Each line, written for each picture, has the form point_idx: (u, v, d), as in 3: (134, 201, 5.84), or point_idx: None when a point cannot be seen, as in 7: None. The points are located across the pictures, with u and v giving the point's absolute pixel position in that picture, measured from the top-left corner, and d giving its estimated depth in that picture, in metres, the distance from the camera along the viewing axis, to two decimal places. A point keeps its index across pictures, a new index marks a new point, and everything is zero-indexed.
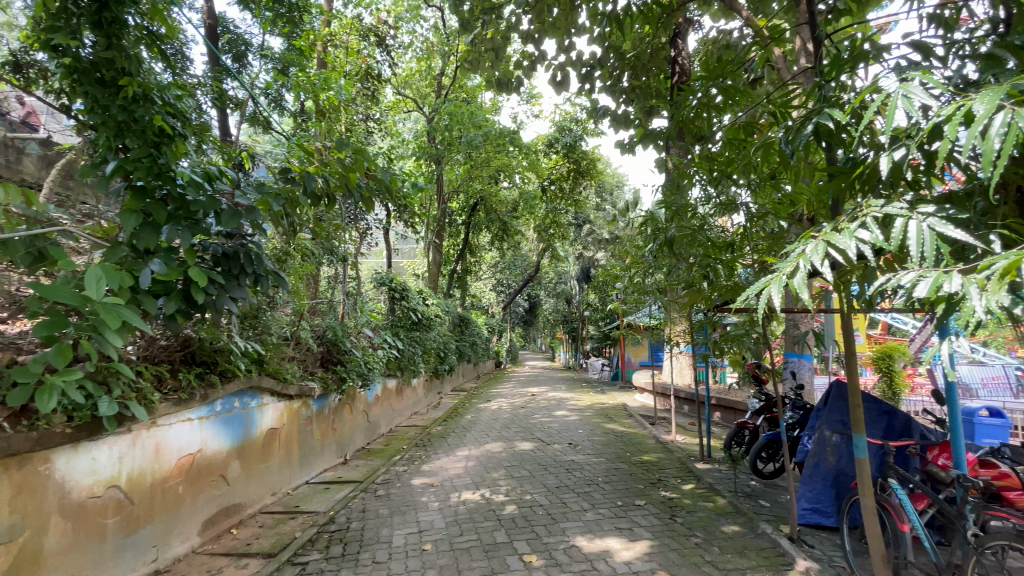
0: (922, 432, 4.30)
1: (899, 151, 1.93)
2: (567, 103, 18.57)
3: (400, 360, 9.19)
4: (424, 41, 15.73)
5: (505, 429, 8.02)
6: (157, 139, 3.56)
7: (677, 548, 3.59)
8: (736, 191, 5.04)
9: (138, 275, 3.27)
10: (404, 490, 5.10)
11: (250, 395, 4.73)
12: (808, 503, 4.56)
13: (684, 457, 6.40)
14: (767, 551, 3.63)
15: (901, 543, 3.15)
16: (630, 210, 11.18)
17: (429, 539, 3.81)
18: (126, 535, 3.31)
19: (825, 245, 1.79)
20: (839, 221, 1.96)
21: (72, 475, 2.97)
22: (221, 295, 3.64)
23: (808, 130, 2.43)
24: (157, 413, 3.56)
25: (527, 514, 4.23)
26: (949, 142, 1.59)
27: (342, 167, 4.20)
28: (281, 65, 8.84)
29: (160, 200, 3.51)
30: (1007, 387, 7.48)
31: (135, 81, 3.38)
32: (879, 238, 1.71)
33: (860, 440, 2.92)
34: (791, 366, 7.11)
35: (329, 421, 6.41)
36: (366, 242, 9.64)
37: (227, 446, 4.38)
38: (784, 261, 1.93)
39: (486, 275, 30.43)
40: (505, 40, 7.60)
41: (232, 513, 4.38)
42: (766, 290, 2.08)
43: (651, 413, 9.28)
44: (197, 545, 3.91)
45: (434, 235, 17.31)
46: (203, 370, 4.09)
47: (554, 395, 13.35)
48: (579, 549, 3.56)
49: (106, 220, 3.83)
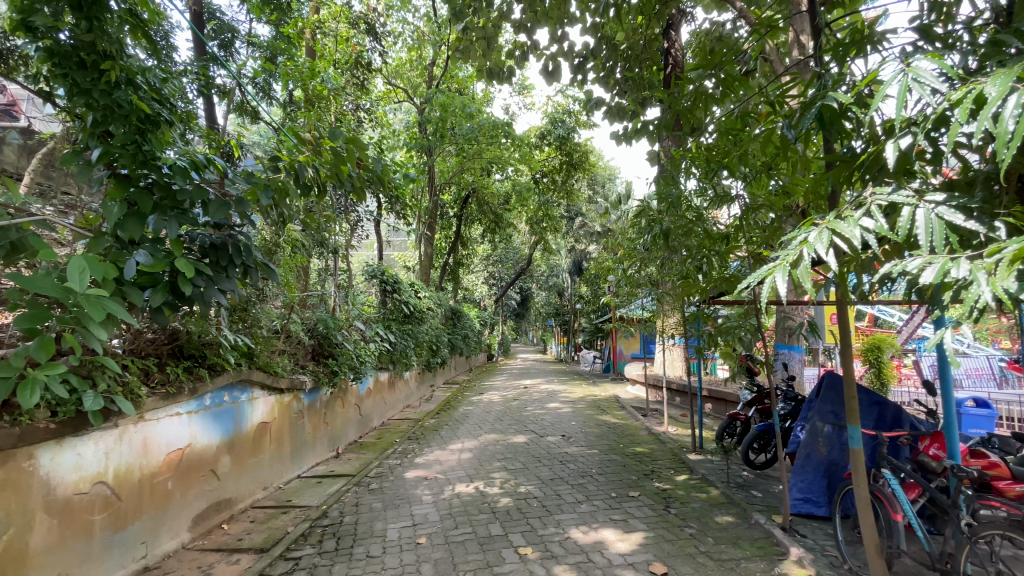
0: (912, 423, 4.35)
1: (905, 139, 1.91)
2: (559, 95, 18.49)
3: (392, 353, 9.12)
4: (414, 30, 15.54)
5: (498, 422, 8.00)
6: (141, 126, 3.45)
7: (672, 539, 3.59)
8: (730, 183, 5.02)
9: (123, 266, 3.19)
10: (398, 483, 5.06)
11: (240, 389, 4.66)
12: (801, 493, 4.59)
13: (677, 449, 6.42)
14: (761, 542, 3.64)
15: (894, 532, 3.19)
16: (623, 203, 11.18)
17: (423, 533, 3.79)
18: (114, 531, 3.25)
19: (830, 233, 1.78)
20: (842, 211, 1.95)
21: (57, 472, 2.90)
22: (209, 287, 3.55)
23: (811, 114, 2.35)
24: (145, 408, 3.48)
25: (522, 507, 4.22)
26: (960, 126, 1.59)
27: (334, 157, 4.14)
28: (270, 53, 8.67)
29: (146, 189, 3.41)
30: (990, 378, 7.74)
31: (117, 65, 3.26)
32: (884, 226, 1.69)
33: (855, 430, 2.94)
34: (783, 358, 7.15)
35: (321, 415, 6.35)
36: (357, 233, 9.54)
37: (217, 440, 4.32)
38: (786, 249, 1.91)
39: (479, 267, 30.31)
40: (497, 30, 7.50)
41: (223, 508, 4.32)
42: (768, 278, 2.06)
43: (643, 405, 9.31)
44: (187, 540, 3.86)
45: (426, 227, 17.19)
46: (191, 363, 4.00)
47: (547, 387, 13.34)
48: (574, 541, 3.55)
49: (88, 210, 3.71)
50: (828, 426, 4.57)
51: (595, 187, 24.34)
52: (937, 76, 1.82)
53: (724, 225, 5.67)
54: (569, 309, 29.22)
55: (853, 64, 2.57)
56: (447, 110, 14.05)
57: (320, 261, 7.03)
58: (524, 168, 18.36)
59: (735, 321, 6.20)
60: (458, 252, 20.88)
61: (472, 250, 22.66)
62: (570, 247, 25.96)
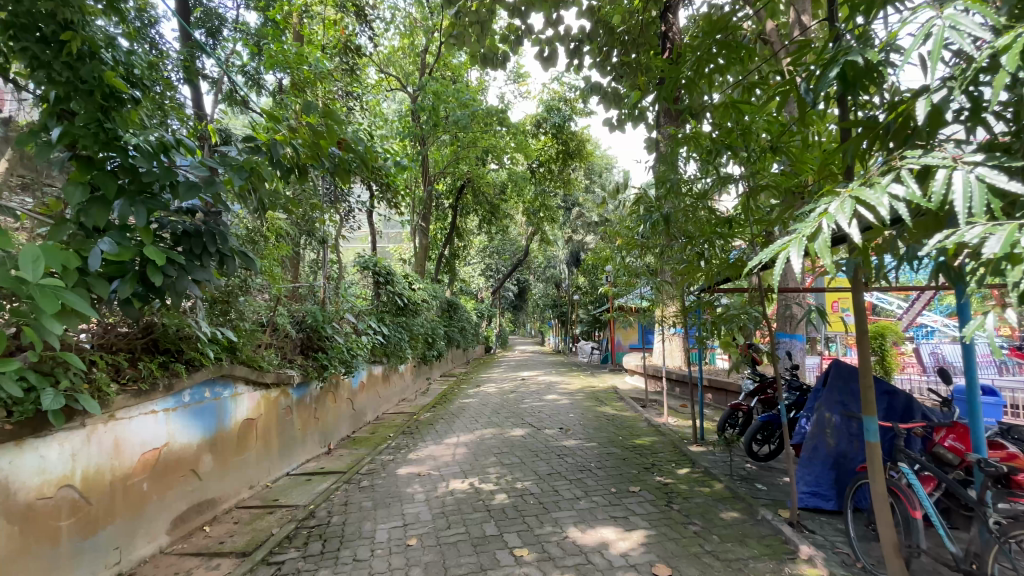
0: (923, 413, 4.18)
1: (940, 93, 1.71)
2: (555, 82, 18.22)
3: (386, 346, 8.92)
4: (406, 17, 15.20)
5: (495, 414, 7.83)
6: (104, 104, 3.18)
7: (676, 538, 3.41)
8: (727, 164, 4.78)
9: (86, 255, 2.96)
10: (389, 481, 4.88)
11: (223, 385, 4.47)
12: (808, 486, 4.44)
13: (678, 440, 6.25)
14: (769, 539, 3.47)
15: (913, 530, 3.02)
16: (620, 192, 10.96)
17: (414, 534, 3.60)
18: (84, 537, 3.06)
19: (854, 203, 1.54)
20: (868, 178, 1.74)
21: (17, 476, 2.70)
22: (182, 277, 3.33)
23: (832, 73, 2.14)
24: (115, 406, 3.28)
25: (518, 504, 4.04)
26: (1006, 76, 1.40)
27: (313, 134, 3.93)
28: (255, 39, 8.39)
29: (111, 172, 3.18)
30: (995, 365, 7.62)
31: (79, 36, 2.97)
32: (916, 194, 1.47)
33: (871, 422, 2.75)
34: (785, 347, 6.99)
35: (311, 410, 6.15)
36: (348, 224, 9.31)
37: (198, 439, 4.12)
38: (803, 222, 1.69)
39: (475, 259, 30.06)
40: (491, 13, 7.24)
41: (205, 509, 4.13)
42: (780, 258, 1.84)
43: (642, 396, 9.16)
44: (166, 544, 3.67)
45: (421, 218, 16.92)
46: (166, 359, 3.79)
47: (544, 379, 13.17)
48: (573, 541, 3.37)
49: (52, 196, 3.48)
50: (835, 416, 4.43)
51: (592, 176, 24.08)
52: (981, 19, 1.60)
53: (726, 210, 5.47)
54: (566, 300, 29.07)
55: (873, 23, 2.35)
56: (440, 98, 13.77)
57: (308, 252, 6.80)
58: (520, 158, 18.13)
59: (737, 307, 6.03)
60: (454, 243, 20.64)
61: (468, 241, 22.41)
62: (567, 239, 25.76)
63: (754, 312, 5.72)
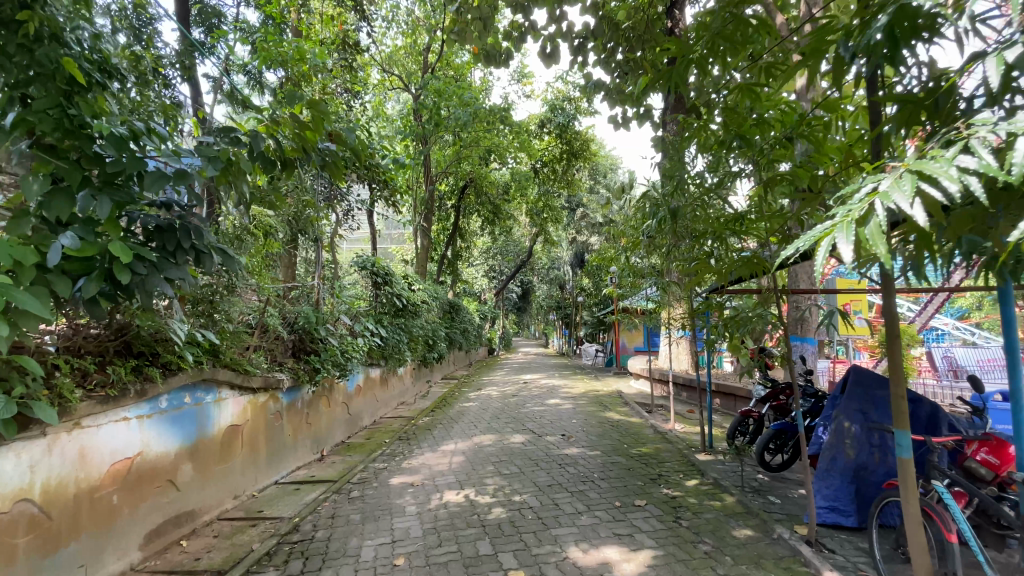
0: (951, 423, 3.89)
1: (1015, 50, 1.49)
2: (559, 81, 18.03)
3: (384, 349, 8.68)
4: (408, 16, 15.02)
5: (495, 420, 7.57)
6: (67, 88, 2.95)
7: (685, 560, 3.13)
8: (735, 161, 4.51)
9: (45, 250, 2.74)
10: (380, 491, 4.63)
11: (204, 390, 4.24)
12: (826, 500, 4.15)
13: (685, 448, 5.96)
14: (787, 561, 3.18)
15: (948, 555, 2.74)
16: (625, 191, 10.71)
17: (402, 552, 3.34)
18: (44, 556, 2.82)
19: (916, 176, 1.30)
20: (927, 151, 1.51)
21: None
22: (151, 275, 3.09)
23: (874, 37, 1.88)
24: (79, 414, 3.04)
25: (516, 519, 3.77)
26: None
27: (297, 126, 3.66)
28: (252, 34, 8.20)
29: (78, 162, 2.96)
30: None
31: (36, 16, 2.80)
32: (993, 166, 1.24)
33: (905, 436, 2.47)
34: (797, 351, 6.70)
35: (303, 415, 5.90)
36: (345, 223, 9.09)
37: (175, 447, 3.89)
38: (850, 204, 1.46)
39: (479, 260, 29.80)
40: (493, 8, 7.03)
41: (183, 522, 3.88)
42: (815, 249, 1.59)
43: (648, 400, 8.86)
44: (137, 561, 3.42)
45: (423, 218, 16.70)
46: (139, 363, 3.56)
47: (548, 382, 12.88)
48: (573, 563, 3.10)
49: (16, 187, 3.25)
50: (855, 426, 4.14)
51: (597, 177, 23.85)
52: None
53: (738, 207, 5.20)
54: (571, 302, 28.78)
55: None
56: (442, 97, 13.58)
57: (301, 251, 6.57)
58: (524, 158, 17.92)
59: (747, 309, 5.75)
60: (456, 244, 20.41)
61: (471, 242, 22.18)
62: (571, 240, 25.50)
63: (765, 314, 5.43)
